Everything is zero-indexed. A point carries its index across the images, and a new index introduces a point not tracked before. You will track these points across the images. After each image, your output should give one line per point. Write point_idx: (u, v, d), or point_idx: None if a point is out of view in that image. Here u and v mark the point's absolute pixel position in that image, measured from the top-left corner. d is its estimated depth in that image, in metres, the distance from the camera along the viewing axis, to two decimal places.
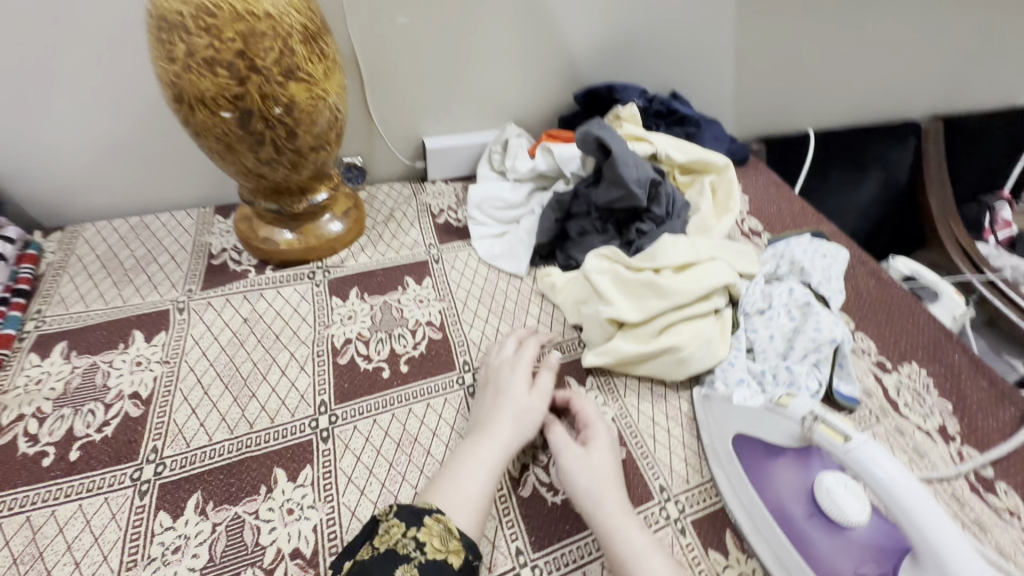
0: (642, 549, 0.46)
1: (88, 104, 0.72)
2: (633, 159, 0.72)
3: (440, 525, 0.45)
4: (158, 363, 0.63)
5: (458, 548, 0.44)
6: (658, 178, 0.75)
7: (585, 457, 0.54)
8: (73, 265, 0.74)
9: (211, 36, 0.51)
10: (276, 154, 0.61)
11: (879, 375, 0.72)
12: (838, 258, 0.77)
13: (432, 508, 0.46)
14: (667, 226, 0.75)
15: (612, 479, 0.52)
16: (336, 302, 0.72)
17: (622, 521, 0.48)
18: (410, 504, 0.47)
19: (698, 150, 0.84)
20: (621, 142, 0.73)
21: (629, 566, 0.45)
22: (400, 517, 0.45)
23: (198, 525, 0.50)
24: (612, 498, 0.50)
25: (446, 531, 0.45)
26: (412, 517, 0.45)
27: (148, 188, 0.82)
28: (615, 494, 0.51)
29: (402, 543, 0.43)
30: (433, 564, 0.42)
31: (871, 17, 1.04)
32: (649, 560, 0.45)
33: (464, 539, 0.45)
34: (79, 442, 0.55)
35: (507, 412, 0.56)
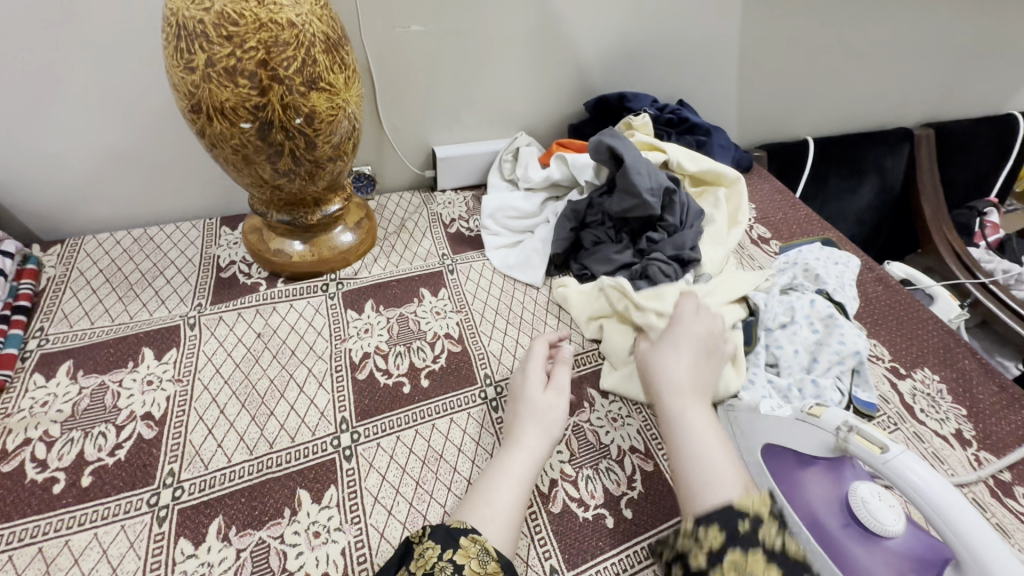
0: (689, 428, 0.50)
1: (92, 113, 0.69)
2: (646, 166, 0.72)
3: (477, 545, 0.43)
4: (170, 383, 0.61)
5: (496, 569, 0.42)
6: (671, 184, 0.75)
7: (658, 353, 0.57)
8: (75, 280, 0.72)
9: (233, 45, 0.49)
10: (293, 164, 0.59)
11: (893, 381, 0.71)
12: (849, 265, 0.78)
13: (465, 526, 0.45)
14: (681, 234, 0.74)
15: (677, 368, 0.55)
16: (351, 315, 0.70)
17: (672, 407, 0.53)
18: (443, 525, 0.45)
19: (709, 162, 0.84)
20: (634, 150, 0.73)
21: (673, 441, 0.50)
22: (436, 539, 0.44)
23: (221, 552, 0.48)
24: (675, 385, 0.54)
25: (483, 551, 0.43)
26: (448, 539, 0.44)
27: (152, 198, 0.80)
28: (679, 379, 0.54)
29: (438, 567, 0.41)
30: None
31: (871, 28, 1.06)
32: (692, 436, 0.50)
33: (502, 560, 0.43)
34: (90, 467, 0.53)
35: (535, 424, 0.55)
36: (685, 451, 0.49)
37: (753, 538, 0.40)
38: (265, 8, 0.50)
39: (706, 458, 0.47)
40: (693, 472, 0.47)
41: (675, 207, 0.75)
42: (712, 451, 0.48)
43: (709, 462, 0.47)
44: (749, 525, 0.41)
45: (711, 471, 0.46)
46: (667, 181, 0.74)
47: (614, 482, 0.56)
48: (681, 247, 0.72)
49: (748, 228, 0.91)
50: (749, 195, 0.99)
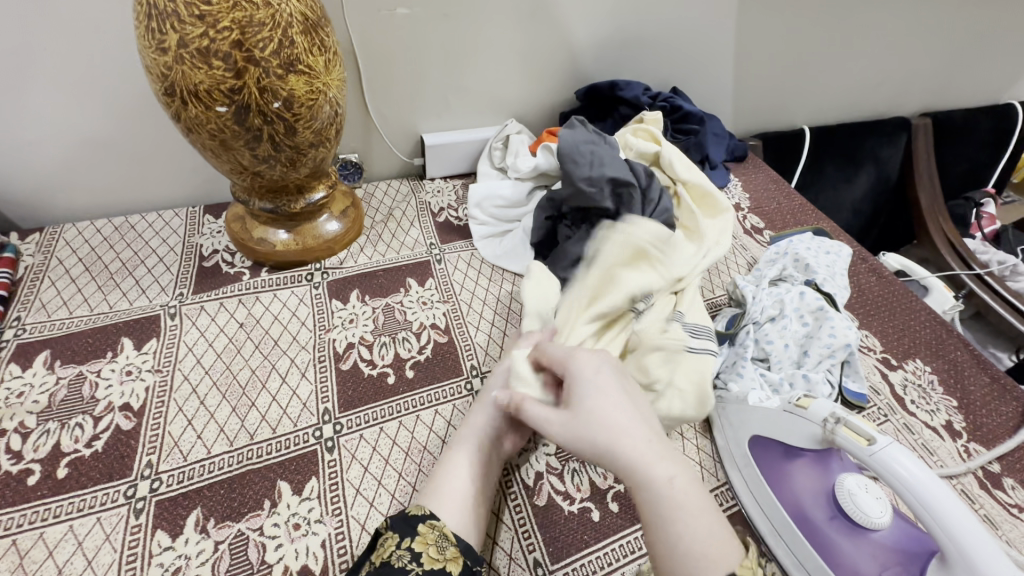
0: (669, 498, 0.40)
1: (66, 98, 0.67)
2: (590, 153, 0.69)
3: (435, 532, 0.43)
4: (150, 373, 0.60)
5: (456, 555, 0.42)
6: (625, 174, 0.69)
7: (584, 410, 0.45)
8: (54, 269, 0.70)
9: (206, 25, 0.48)
10: (273, 149, 0.58)
11: (885, 372, 0.71)
12: (841, 255, 0.77)
13: (424, 513, 0.45)
14: (633, 230, 0.67)
15: (619, 424, 0.44)
16: (336, 305, 0.69)
17: (648, 476, 0.41)
18: (400, 513, 0.45)
19: (704, 181, 0.75)
20: (581, 137, 0.70)
21: (663, 522, 0.40)
22: (394, 528, 0.43)
23: (198, 544, 0.47)
24: (632, 447, 0.42)
25: (441, 537, 0.43)
26: (406, 527, 0.43)
27: (133, 185, 0.78)
28: (632, 440, 0.43)
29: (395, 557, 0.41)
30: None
31: (870, 15, 1.04)
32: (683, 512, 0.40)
33: (462, 544, 0.43)
34: (66, 458, 0.52)
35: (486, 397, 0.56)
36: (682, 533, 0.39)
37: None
38: None
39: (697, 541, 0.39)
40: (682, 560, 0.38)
41: (630, 200, 0.68)
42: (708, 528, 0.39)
43: (706, 546, 0.38)
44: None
45: (712, 566, 0.37)
46: (618, 170, 0.68)
47: (602, 475, 0.55)
48: (625, 244, 0.65)
49: (741, 218, 0.90)
50: (743, 184, 0.98)
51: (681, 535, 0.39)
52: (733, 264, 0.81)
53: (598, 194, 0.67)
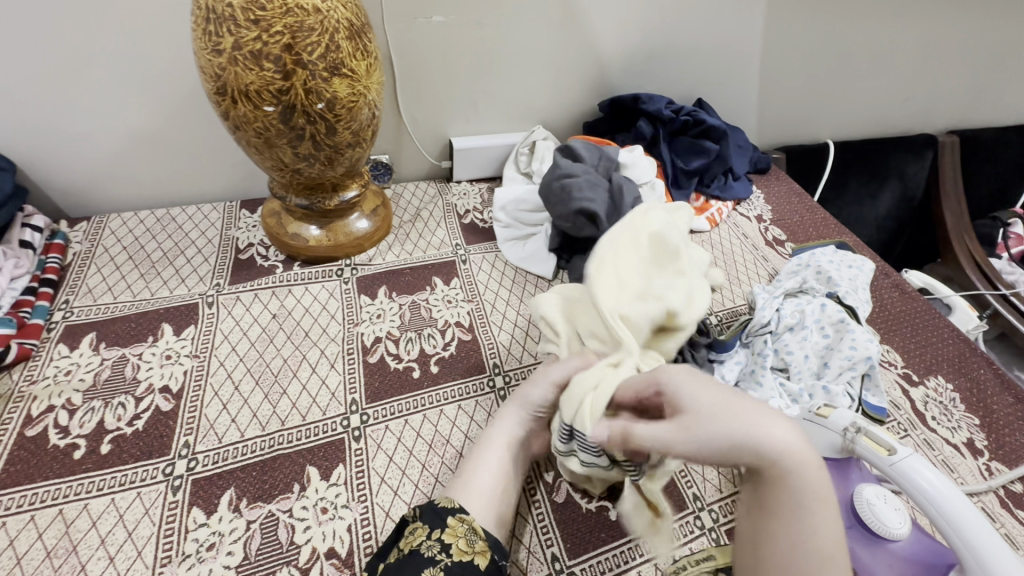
0: (811, 506, 0.37)
1: (121, 95, 0.71)
2: (563, 188, 0.73)
3: (465, 525, 0.45)
4: (188, 358, 0.62)
5: (484, 548, 0.44)
6: (605, 204, 0.72)
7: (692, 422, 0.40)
8: (99, 256, 0.74)
9: (259, 29, 0.50)
10: (313, 149, 0.60)
11: (905, 388, 0.70)
12: (864, 269, 0.77)
13: (453, 505, 0.46)
14: None
15: (740, 417, 0.39)
16: (365, 301, 0.71)
17: (785, 475, 0.37)
18: (433, 504, 0.46)
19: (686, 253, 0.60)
20: (557, 174, 0.75)
21: (784, 522, 0.38)
22: (424, 520, 0.45)
23: (231, 522, 0.49)
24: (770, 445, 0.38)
25: (470, 532, 0.44)
26: (436, 519, 0.45)
27: (176, 180, 0.82)
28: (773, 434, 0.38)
29: (427, 546, 0.43)
30: (459, 567, 0.42)
31: (898, 33, 1.04)
32: (801, 526, 0.37)
33: (490, 539, 0.45)
34: (109, 435, 0.55)
35: (514, 397, 0.55)
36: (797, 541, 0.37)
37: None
38: None
39: (823, 543, 0.37)
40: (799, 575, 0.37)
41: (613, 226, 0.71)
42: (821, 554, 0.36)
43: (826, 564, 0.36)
44: None
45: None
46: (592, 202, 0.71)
47: None
48: None
49: (764, 229, 0.91)
50: (765, 196, 0.98)
51: (812, 542, 0.37)
52: (754, 273, 0.82)
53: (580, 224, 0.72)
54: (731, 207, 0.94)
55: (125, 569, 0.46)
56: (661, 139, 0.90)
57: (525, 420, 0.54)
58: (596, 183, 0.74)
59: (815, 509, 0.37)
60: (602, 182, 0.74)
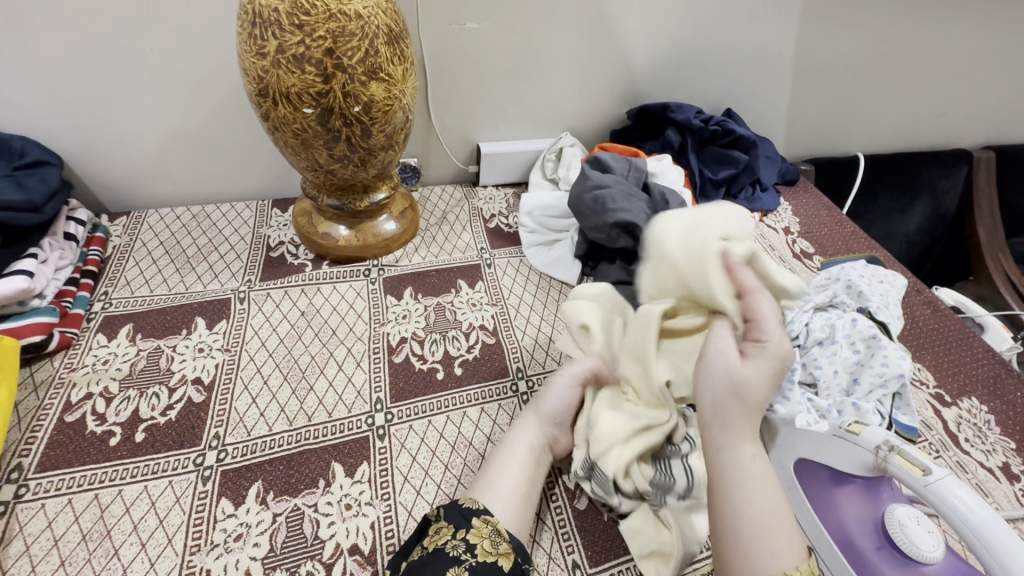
0: (750, 478, 0.41)
1: (164, 95, 0.74)
2: (595, 200, 0.72)
3: (489, 526, 0.45)
4: (220, 351, 0.64)
5: (508, 551, 0.44)
6: (642, 214, 0.70)
7: (735, 371, 0.44)
8: (137, 249, 0.76)
9: (303, 34, 0.52)
10: (348, 150, 0.61)
11: (938, 408, 0.68)
12: (896, 284, 0.75)
13: (477, 507, 0.46)
14: None
15: (755, 396, 0.44)
16: (391, 301, 0.72)
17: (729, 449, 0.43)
18: (456, 504, 0.46)
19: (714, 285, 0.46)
20: (589, 186, 0.74)
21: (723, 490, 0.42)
22: (449, 519, 0.45)
23: (258, 514, 0.50)
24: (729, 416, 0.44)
25: (495, 532, 0.44)
26: (461, 519, 0.45)
27: (213, 179, 0.84)
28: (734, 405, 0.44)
29: (453, 545, 0.43)
30: (484, 568, 0.42)
31: (936, 45, 1.02)
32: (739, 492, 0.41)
33: (514, 541, 0.45)
34: (144, 423, 0.56)
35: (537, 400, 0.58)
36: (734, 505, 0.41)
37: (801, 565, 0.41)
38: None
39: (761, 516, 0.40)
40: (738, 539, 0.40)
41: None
42: (762, 518, 0.40)
43: (765, 529, 0.39)
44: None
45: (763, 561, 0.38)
46: (636, 217, 0.69)
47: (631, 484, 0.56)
48: None
49: (792, 241, 0.89)
50: (793, 209, 0.97)
51: (752, 505, 0.40)
52: None
53: (615, 237, 0.71)
54: (758, 219, 0.93)
55: (155, 556, 0.47)
56: (689, 148, 0.90)
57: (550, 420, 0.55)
58: (635, 197, 0.73)
59: (748, 483, 0.41)
60: (635, 192, 0.73)
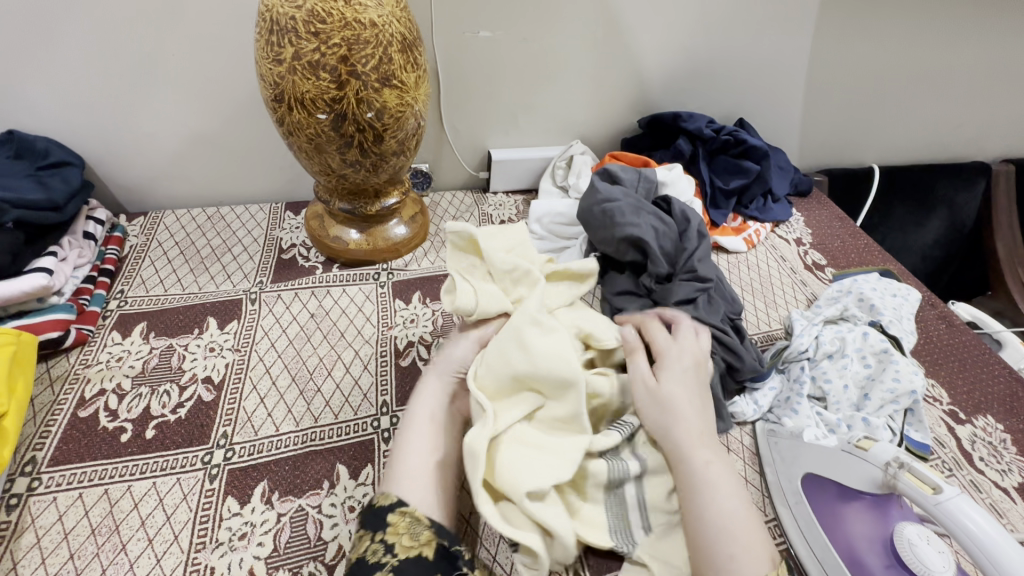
0: (716, 483, 0.46)
1: (183, 99, 0.75)
2: (604, 213, 0.72)
3: (407, 518, 0.42)
4: (230, 351, 0.65)
5: (430, 537, 0.41)
6: (649, 229, 0.70)
7: (662, 391, 0.51)
8: (152, 249, 0.78)
9: (319, 42, 0.53)
10: (360, 155, 0.62)
11: (951, 426, 0.67)
12: (909, 298, 0.74)
13: (391, 500, 0.43)
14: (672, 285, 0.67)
15: (688, 411, 0.50)
16: (399, 305, 0.73)
17: (693, 458, 0.47)
18: (370, 506, 0.43)
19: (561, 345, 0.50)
20: (597, 200, 0.73)
21: (690, 495, 0.46)
22: (366, 525, 0.42)
23: (263, 514, 0.50)
24: (685, 433, 0.49)
25: (414, 521, 0.42)
26: (377, 521, 0.42)
27: (229, 181, 0.86)
28: (688, 425, 0.49)
29: (372, 551, 0.40)
30: (406, 564, 0.39)
31: (954, 57, 1.01)
32: (710, 494, 0.45)
33: (436, 525, 0.42)
34: (154, 421, 0.57)
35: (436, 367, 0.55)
36: (702, 508, 0.44)
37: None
38: (350, 9, 0.53)
39: (725, 518, 0.44)
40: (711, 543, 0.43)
41: (661, 252, 0.69)
42: (729, 519, 0.43)
43: (730, 529, 0.43)
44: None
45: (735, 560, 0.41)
46: (642, 233, 0.69)
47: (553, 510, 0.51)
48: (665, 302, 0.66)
49: (803, 253, 0.89)
50: (805, 220, 0.96)
51: (709, 513, 0.44)
52: (791, 297, 0.80)
53: (626, 253, 0.70)
54: (770, 229, 0.92)
55: (162, 552, 0.47)
56: (700, 157, 0.90)
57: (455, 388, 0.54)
58: (643, 211, 0.72)
59: (713, 486, 0.45)
60: (644, 206, 0.73)
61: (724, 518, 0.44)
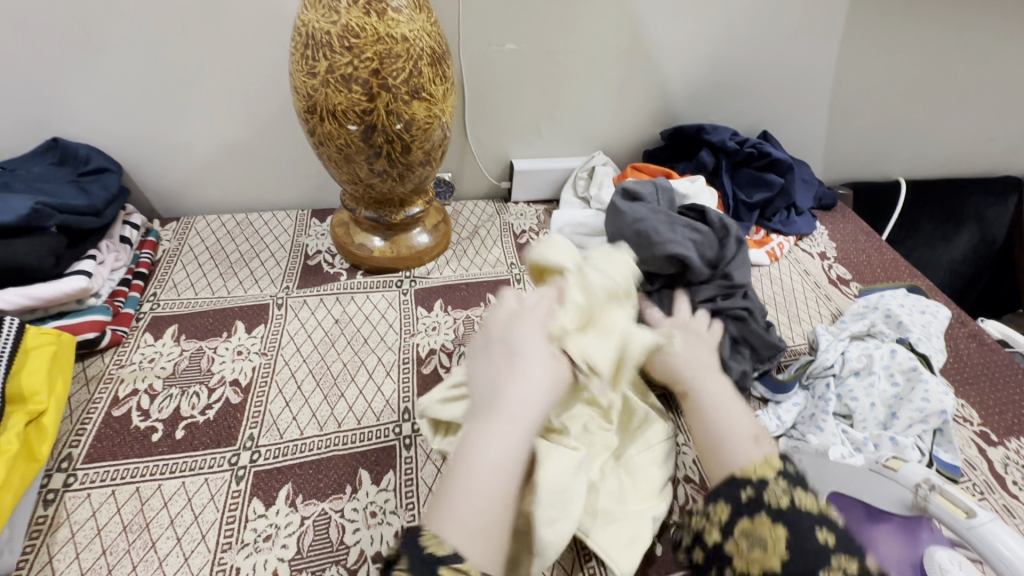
0: (721, 400, 0.51)
1: (218, 110, 0.78)
2: (637, 230, 0.71)
3: None
4: (257, 354, 0.66)
5: None
6: (686, 242, 0.70)
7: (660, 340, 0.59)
8: (184, 254, 0.80)
9: (352, 55, 0.55)
10: (388, 165, 0.64)
11: (983, 448, 0.65)
12: (938, 316, 0.73)
13: (445, 552, 0.35)
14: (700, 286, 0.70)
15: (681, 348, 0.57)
16: (421, 312, 0.74)
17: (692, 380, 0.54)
18: (417, 550, 0.35)
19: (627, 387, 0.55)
20: (627, 220, 0.73)
21: (700, 411, 0.51)
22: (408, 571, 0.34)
23: (287, 516, 0.51)
24: (681, 362, 0.56)
25: None
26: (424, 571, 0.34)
27: (258, 188, 0.88)
28: (682, 356, 0.56)
29: None
30: None
31: (985, 69, 1.00)
32: (713, 405, 0.51)
33: None
34: (184, 421, 0.59)
35: (515, 383, 0.44)
36: (708, 415, 0.50)
37: (758, 503, 0.39)
38: (384, 24, 0.55)
39: (730, 425, 0.48)
40: (724, 445, 0.47)
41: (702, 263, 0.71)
42: (733, 423, 0.49)
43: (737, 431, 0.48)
44: (753, 488, 0.40)
45: (740, 450, 0.46)
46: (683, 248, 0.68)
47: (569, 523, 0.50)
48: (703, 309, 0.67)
49: (827, 267, 0.87)
50: (829, 233, 0.95)
51: (716, 419, 0.50)
52: (816, 312, 0.79)
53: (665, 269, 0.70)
54: (793, 243, 0.91)
55: (189, 551, 0.48)
56: (723, 169, 0.89)
57: (524, 425, 0.42)
58: (678, 226, 0.72)
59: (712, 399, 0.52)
60: (676, 220, 0.73)
61: (731, 425, 0.49)
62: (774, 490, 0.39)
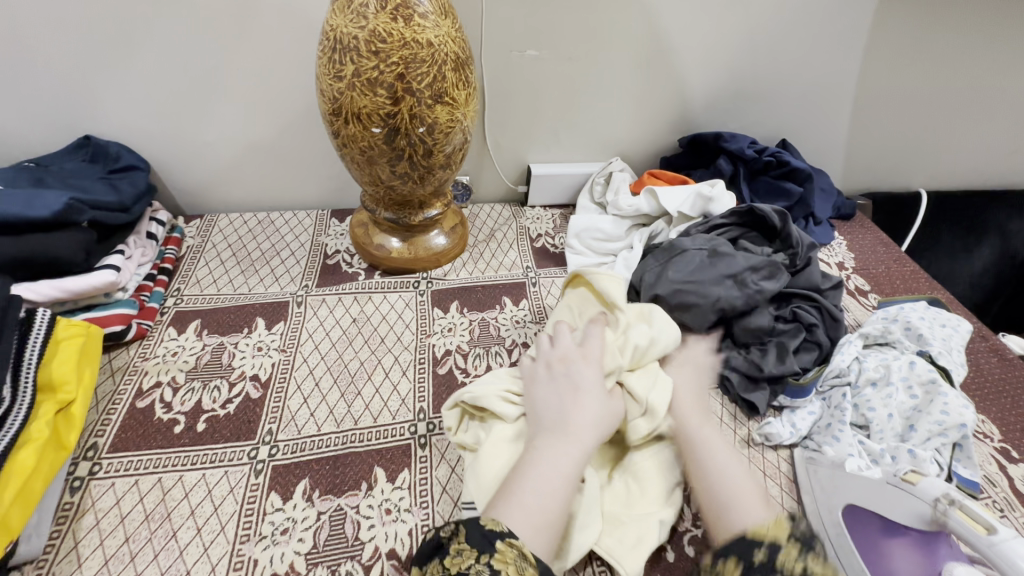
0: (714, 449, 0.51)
1: (244, 110, 0.80)
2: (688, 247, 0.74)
3: (514, 550, 0.38)
4: (276, 351, 0.68)
5: None
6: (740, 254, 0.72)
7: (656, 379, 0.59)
8: (207, 251, 0.82)
9: (378, 60, 0.56)
10: (409, 168, 0.65)
11: (1004, 464, 0.64)
12: (959, 329, 0.72)
13: (500, 529, 0.39)
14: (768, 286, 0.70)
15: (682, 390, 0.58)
16: (437, 313, 0.75)
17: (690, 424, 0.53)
18: (476, 523, 0.40)
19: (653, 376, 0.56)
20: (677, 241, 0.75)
21: (697, 462, 0.50)
22: (471, 541, 0.39)
23: (304, 510, 0.52)
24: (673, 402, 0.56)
25: (521, 556, 0.38)
26: (484, 541, 0.38)
27: (279, 188, 0.90)
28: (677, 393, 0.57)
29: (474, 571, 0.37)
30: None
31: (1010, 80, 0.98)
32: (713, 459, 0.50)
33: (541, 565, 0.38)
34: (205, 415, 0.60)
35: (584, 404, 0.50)
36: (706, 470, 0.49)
37: (772, 567, 0.37)
38: (410, 30, 0.56)
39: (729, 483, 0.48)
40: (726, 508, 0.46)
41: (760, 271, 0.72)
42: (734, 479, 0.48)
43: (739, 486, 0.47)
44: (766, 551, 0.38)
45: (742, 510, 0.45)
46: (728, 296, 0.68)
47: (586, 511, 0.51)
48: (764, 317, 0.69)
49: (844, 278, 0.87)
50: (848, 244, 0.94)
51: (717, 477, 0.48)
52: None
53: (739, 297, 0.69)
54: None
55: (209, 541, 0.49)
56: (741, 177, 0.89)
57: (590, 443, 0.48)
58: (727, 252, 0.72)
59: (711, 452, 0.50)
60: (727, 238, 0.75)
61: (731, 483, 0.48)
62: (788, 556, 0.38)
